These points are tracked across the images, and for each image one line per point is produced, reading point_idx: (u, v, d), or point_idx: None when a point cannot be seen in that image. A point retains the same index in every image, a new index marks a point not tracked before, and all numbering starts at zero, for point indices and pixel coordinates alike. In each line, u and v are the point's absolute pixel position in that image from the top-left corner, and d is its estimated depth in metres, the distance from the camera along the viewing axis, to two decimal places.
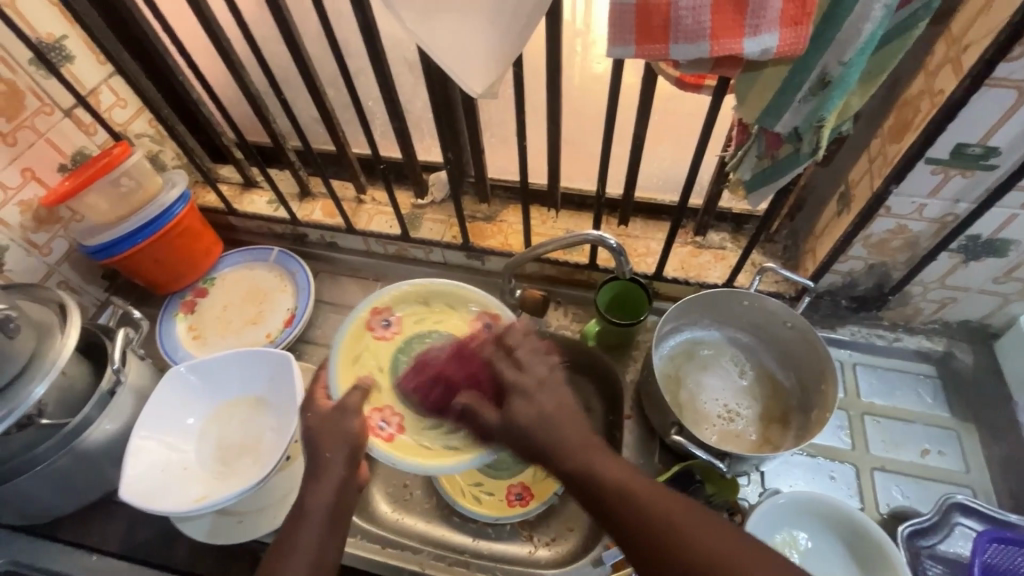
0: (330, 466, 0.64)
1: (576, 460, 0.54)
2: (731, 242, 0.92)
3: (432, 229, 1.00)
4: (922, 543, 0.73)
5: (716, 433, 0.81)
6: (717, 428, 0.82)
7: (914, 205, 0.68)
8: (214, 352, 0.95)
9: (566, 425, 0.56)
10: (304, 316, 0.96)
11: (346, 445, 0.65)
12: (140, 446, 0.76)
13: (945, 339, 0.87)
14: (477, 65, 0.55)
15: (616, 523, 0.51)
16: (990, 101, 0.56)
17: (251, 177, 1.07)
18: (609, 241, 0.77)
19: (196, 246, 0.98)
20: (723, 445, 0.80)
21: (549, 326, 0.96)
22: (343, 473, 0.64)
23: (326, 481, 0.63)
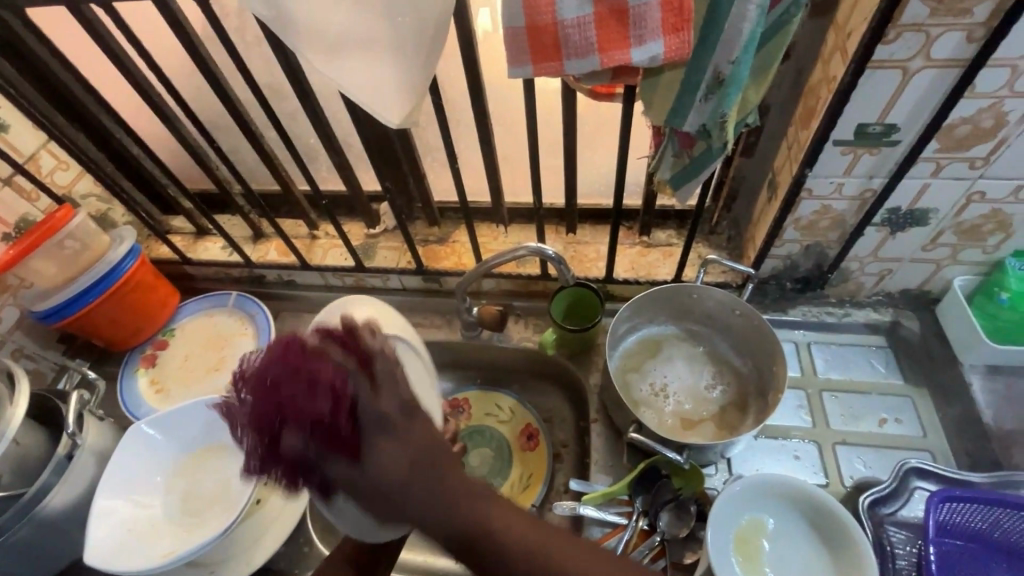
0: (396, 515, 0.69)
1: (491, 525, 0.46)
2: (677, 238, 0.95)
3: (387, 257, 1.01)
4: (885, 511, 0.74)
5: (638, 396, 0.84)
6: (643, 396, 0.85)
7: (833, 185, 0.71)
8: (177, 404, 0.94)
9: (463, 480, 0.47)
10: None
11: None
12: (105, 508, 0.75)
13: (891, 309, 0.89)
14: (389, 97, 0.57)
15: None
16: (878, 82, 0.59)
17: (203, 225, 1.08)
18: (547, 252, 0.79)
19: (151, 300, 0.98)
20: (638, 405, 0.83)
21: (511, 339, 0.97)
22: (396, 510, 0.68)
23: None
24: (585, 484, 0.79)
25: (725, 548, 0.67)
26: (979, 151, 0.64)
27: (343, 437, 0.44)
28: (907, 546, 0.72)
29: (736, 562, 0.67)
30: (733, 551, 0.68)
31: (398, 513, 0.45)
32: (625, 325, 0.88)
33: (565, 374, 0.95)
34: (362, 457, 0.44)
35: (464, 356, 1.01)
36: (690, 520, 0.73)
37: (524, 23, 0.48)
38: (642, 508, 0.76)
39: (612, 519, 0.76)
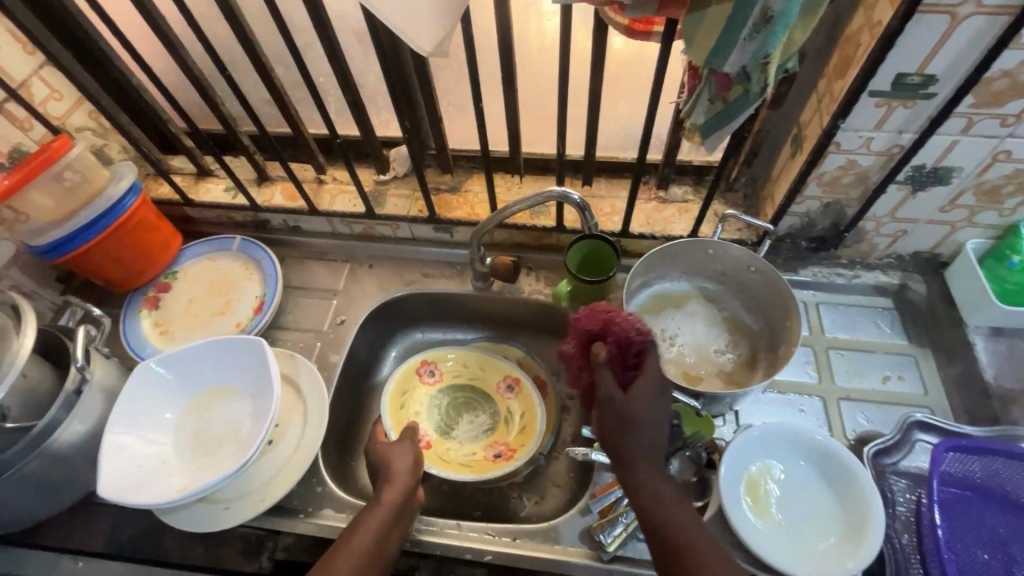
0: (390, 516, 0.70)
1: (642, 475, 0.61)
2: (693, 194, 0.95)
3: (397, 204, 1.00)
4: (887, 461, 0.77)
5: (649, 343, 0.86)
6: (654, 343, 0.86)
7: (861, 139, 0.70)
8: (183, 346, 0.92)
9: (639, 437, 0.62)
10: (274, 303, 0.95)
11: (411, 458, 0.76)
12: (116, 443, 0.74)
13: (899, 271, 0.91)
14: (424, 20, 0.54)
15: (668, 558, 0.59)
16: (924, 27, 0.57)
17: (206, 166, 1.05)
18: (572, 197, 0.78)
19: (155, 240, 0.95)
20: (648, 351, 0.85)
21: (522, 291, 0.97)
22: (394, 508, 0.70)
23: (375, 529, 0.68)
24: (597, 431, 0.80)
25: (736, 490, 0.69)
26: (1012, 107, 0.64)
27: (625, 361, 0.66)
28: (907, 494, 0.75)
29: (746, 503, 0.69)
30: (744, 494, 0.70)
31: (631, 430, 0.61)
32: (641, 278, 0.88)
33: None
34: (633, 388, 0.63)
35: (474, 308, 1.01)
36: (700, 465, 0.75)
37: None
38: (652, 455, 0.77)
39: None
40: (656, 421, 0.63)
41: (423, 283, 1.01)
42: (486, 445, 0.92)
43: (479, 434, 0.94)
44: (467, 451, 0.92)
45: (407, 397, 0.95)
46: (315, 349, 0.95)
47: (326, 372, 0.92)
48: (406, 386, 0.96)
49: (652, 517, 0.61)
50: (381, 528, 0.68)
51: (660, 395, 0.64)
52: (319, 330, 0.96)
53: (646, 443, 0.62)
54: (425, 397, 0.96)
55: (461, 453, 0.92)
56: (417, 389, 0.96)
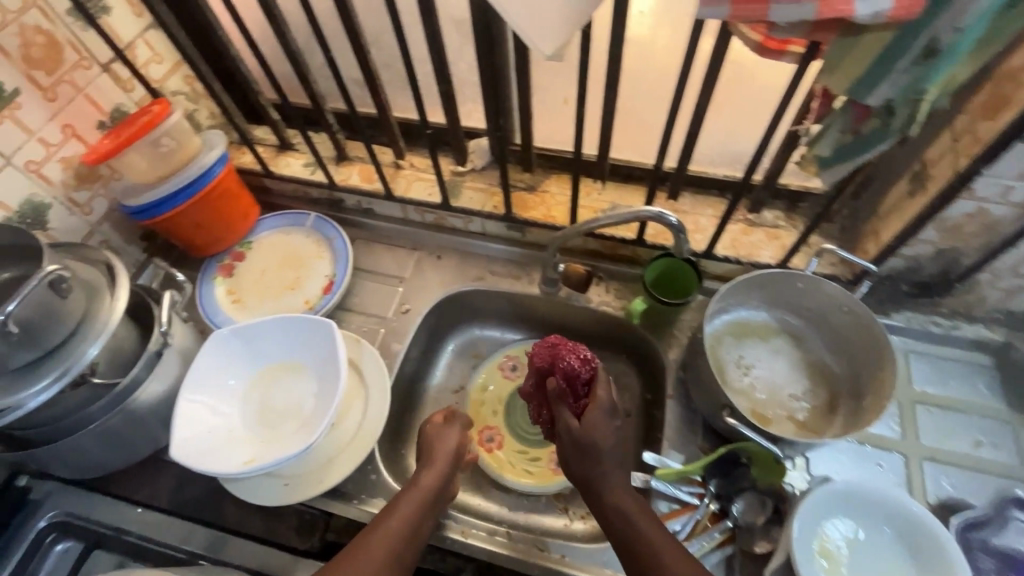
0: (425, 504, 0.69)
1: (608, 496, 0.67)
2: (784, 221, 0.89)
3: (473, 198, 0.98)
4: (975, 536, 0.71)
5: (723, 372, 0.83)
6: (727, 371, 0.83)
7: (1000, 187, 0.64)
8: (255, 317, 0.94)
9: (597, 462, 0.68)
10: (342, 286, 0.95)
11: (454, 442, 0.76)
12: (188, 408, 0.77)
13: (1005, 329, 0.83)
14: (549, 23, 0.51)
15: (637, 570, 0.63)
16: None
17: (288, 139, 1.06)
18: (668, 217, 0.72)
19: (235, 210, 0.97)
20: (722, 379, 0.82)
21: (590, 302, 0.93)
22: (430, 498, 0.70)
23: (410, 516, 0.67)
24: (658, 458, 0.76)
25: (812, 546, 0.66)
26: None
27: (577, 393, 0.75)
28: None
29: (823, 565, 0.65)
30: (818, 553, 0.66)
31: (591, 457, 0.69)
32: (721, 304, 0.84)
33: (641, 345, 0.93)
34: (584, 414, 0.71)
35: (539, 312, 0.99)
36: (765, 510, 0.72)
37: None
38: (716, 491, 0.74)
39: (682, 497, 0.74)
40: (613, 445, 0.69)
41: (490, 280, 0.99)
42: (548, 456, 0.92)
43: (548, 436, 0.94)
44: (531, 456, 0.93)
45: (489, 391, 0.99)
46: (378, 335, 0.95)
47: (387, 360, 0.92)
48: (489, 379, 0.99)
49: (622, 541, 0.65)
50: (415, 518, 0.67)
51: (616, 418, 0.71)
52: (383, 316, 0.96)
53: (608, 468, 0.69)
54: (506, 392, 0.98)
55: (526, 458, 0.92)
56: (498, 384, 0.99)
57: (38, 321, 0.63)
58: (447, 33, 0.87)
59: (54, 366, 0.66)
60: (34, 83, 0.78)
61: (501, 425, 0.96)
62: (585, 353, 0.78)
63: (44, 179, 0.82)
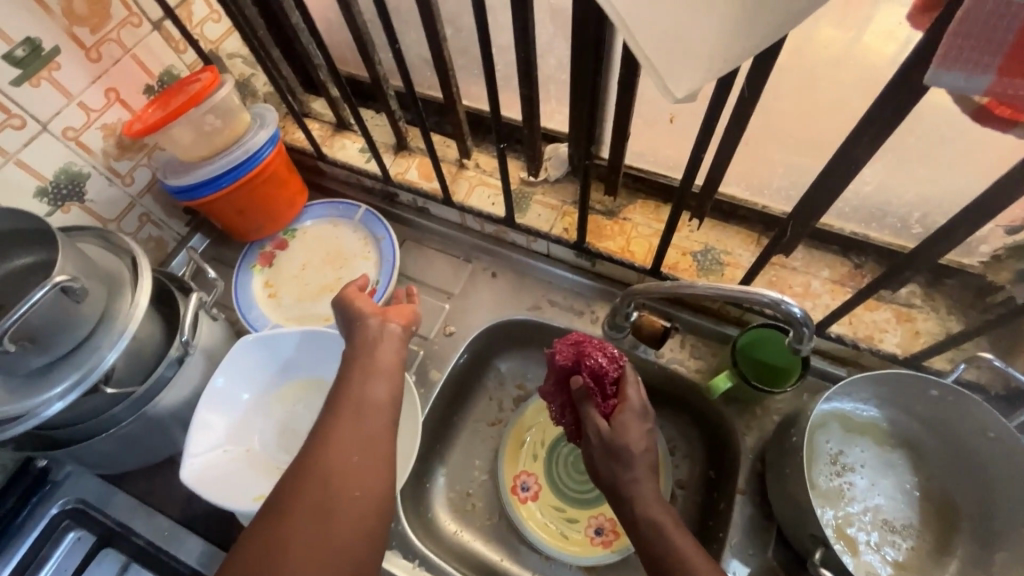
0: (342, 480, 0.53)
1: (639, 506, 0.58)
2: (922, 299, 0.72)
3: (541, 215, 0.85)
4: None
5: (814, 467, 0.69)
6: (819, 468, 0.69)
7: None
8: (289, 318, 0.87)
9: (630, 469, 0.60)
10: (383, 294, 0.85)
11: (385, 384, 0.61)
12: (205, 424, 0.72)
13: None
14: (692, 59, 0.38)
15: None
16: None
17: (344, 118, 0.95)
18: (790, 307, 0.56)
19: (281, 197, 0.88)
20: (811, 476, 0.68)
21: (660, 357, 0.80)
22: (348, 455, 0.54)
23: (320, 507, 0.51)
24: None
25: None
26: None
27: (603, 392, 0.65)
28: None
29: None
30: None
31: (620, 464, 0.60)
32: (834, 391, 0.68)
33: (712, 417, 0.79)
34: (616, 417, 0.62)
35: None
36: None
37: None
38: None
39: None
40: (646, 450, 0.61)
41: (547, 311, 0.87)
42: (588, 520, 0.82)
43: (591, 498, 0.83)
44: (569, 516, 0.82)
45: (532, 432, 0.88)
46: (417, 356, 0.86)
47: (422, 388, 0.83)
48: (534, 420, 0.88)
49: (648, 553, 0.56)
50: (329, 486, 0.52)
51: (646, 424, 0.63)
52: (424, 336, 0.87)
53: (639, 472, 0.60)
54: (551, 436, 0.87)
55: (563, 518, 0.82)
56: (544, 426, 0.88)
57: (49, 324, 0.57)
58: (538, 21, 0.72)
59: (72, 372, 0.60)
60: (78, 41, 0.70)
61: (540, 473, 0.85)
62: (612, 347, 0.69)
63: (83, 148, 0.76)
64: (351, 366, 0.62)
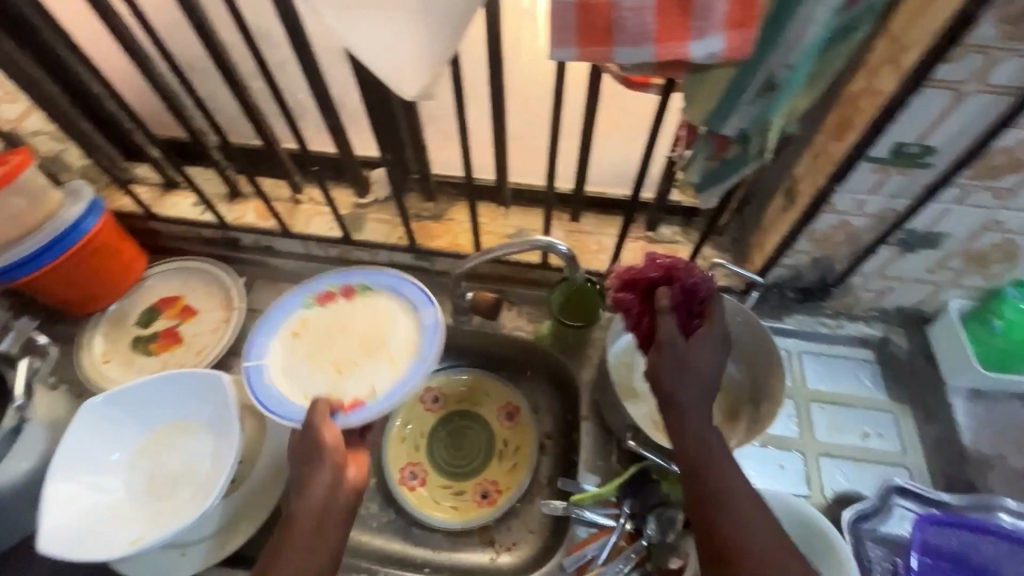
0: None
1: (695, 437, 0.58)
2: (682, 235, 0.92)
3: (376, 230, 0.96)
4: (865, 526, 0.76)
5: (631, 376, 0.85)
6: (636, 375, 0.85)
7: (856, 201, 0.69)
8: (291, 386, 0.74)
9: (699, 388, 0.59)
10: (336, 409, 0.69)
11: (343, 514, 0.61)
12: (58, 492, 0.69)
13: (883, 324, 0.89)
14: (409, 67, 0.52)
15: (717, 527, 0.55)
16: (926, 101, 0.57)
17: (172, 177, 0.99)
18: (558, 247, 0.74)
19: (115, 265, 0.89)
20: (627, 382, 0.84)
21: (503, 328, 0.93)
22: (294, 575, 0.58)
23: None
24: (572, 482, 0.78)
25: None
26: (1008, 181, 0.63)
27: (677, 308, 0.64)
28: (883, 562, 0.74)
29: None
30: None
31: (691, 381, 0.59)
32: None
33: (556, 368, 0.93)
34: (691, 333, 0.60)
35: (457, 342, 0.97)
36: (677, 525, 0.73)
37: (577, 8, 0.44)
38: (632, 511, 0.75)
39: (599, 520, 0.75)
40: (715, 372, 0.60)
41: None
42: (473, 488, 0.90)
43: (472, 468, 0.92)
44: (456, 490, 0.90)
45: (410, 426, 0.94)
46: None
47: None
48: (411, 414, 0.95)
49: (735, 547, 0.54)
50: None
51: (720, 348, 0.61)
52: None
53: (704, 393, 0.59)
54: (428, 425, 0.95)
55: (450, 492, 0.90)
56: (420, 417, 0.95)
57: None
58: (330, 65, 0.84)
59: None
60: None
61: (423, 460, 0.92)
62: (699, 268, 0.68)
63: None
64: (309, 480, 0.61)
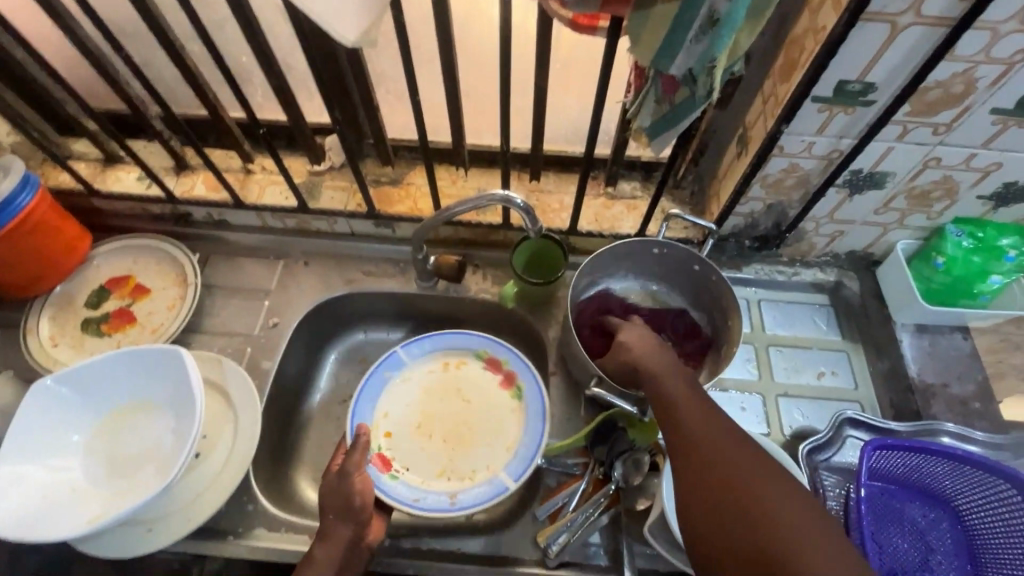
0: None
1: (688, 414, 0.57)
2: (641, 191, 0.93)
3: (333, 197, 0.93)
4: (820, 457, 0.79)
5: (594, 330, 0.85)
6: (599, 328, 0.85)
7: (804, 143, 0.71)
8: (392, 410, 0.84)
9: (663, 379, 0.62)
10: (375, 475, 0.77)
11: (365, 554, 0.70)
12: (13, 474, 0.67)
13: (835, 269, 0.93)
14: (344, 9, 0.50)
15: (729, 496, 0.49)
16: (866, 35, 0.58)
17: (112, 151, 0.94)
18: (515, 201, 0.74)
19: (57, 245, 0.85)
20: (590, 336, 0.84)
21: (469, 291, 0.93)
22: None
23: None
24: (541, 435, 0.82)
25: None
26: (945, 117, 0.65)
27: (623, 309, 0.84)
28: (836, 489, 0.78)
29: None
30: None
31: (647, 379, 0.64)
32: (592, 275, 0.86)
33: (524, 328, 0.93)
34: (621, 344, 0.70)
35: (423, 308, 0.96)
36: (643, 470, 0.74)
37: None
38: (599, 458, 0.78)
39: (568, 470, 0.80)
40: (661, 360, 0.65)
41: (363, 282, 0.95)
42: None
43: None
44: None
45: None
46: (246, 355, 0.88)
47: (258, 382, 0.86)
48: None
49: (755, 525, 0.47)
50: None
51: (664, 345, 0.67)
52: (250, 333, 0.90)
53: (661, 374, 0.63)
54: None
55: None
56: None
57: None
58: None
59: None
60: None
61: None
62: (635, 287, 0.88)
63: None
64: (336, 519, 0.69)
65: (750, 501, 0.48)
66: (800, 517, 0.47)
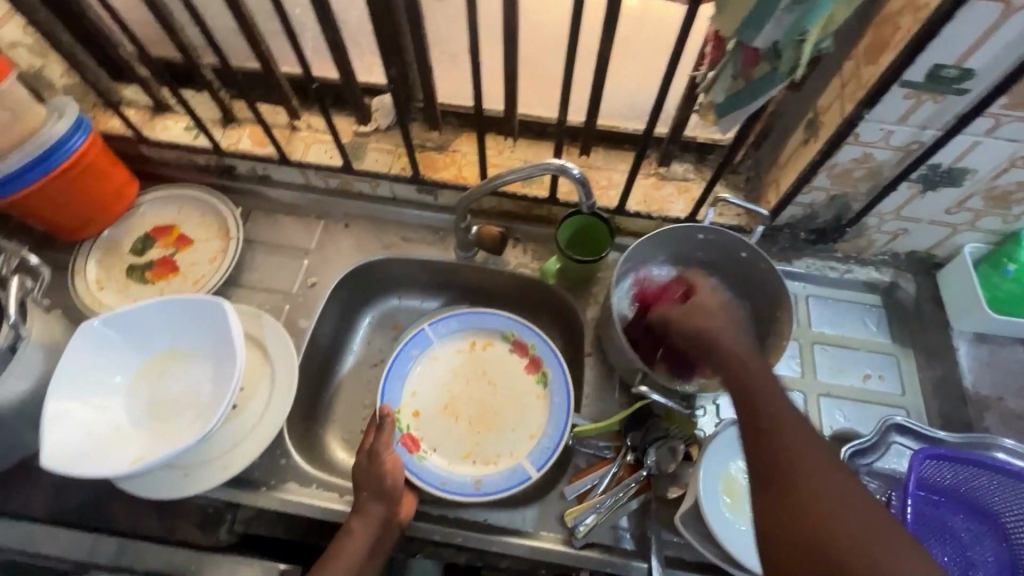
0: None
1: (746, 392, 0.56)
2: (694, 173, 0.90)
3: (378, 160, 0.92)
4: (862, 461, 0.77)
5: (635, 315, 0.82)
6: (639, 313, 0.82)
7: (882, 132, 0.67)
8: (418, 390, 0.85)
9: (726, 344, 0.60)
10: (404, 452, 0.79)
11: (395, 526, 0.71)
12: (59, 411, 0.69)
13: (892, 269, 0.88)
14: None
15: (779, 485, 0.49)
16: (974, 15, 0.53)
17: (162, 99, 0.94)
18: (570, 170, 0.71)
19: (106, 189, 0.86)
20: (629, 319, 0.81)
21: (508, 265, 0.91)
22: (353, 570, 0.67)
23: None
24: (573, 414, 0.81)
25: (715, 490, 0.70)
26: None
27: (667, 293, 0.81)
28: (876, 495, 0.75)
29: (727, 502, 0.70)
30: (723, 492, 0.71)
31: (711, 345, 0.62)
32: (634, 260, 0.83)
33: (561, 306, 0.92)
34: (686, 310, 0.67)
35: (460, 278, 0.95)
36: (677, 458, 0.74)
37: None
38: (633, 444, 0.77)
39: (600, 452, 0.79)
40: (728, 329, 0.63)
41: (402, 248, 0.94)
42: None
43: None
44: None
45: None
46: (283, 312, 0.88)
47: (294, 339, 0.86)
48: None
49: (810, 520, 0.46)
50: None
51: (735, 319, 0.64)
52: (288, 291, 0.90)
53: (729, 339, 0.61)
54: None
55: None
56: None
57: None
58: None
59: None
60: None
61: None
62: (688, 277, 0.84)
63: None
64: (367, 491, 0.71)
65: (802, 493, 0.48)
66: (855, 515, 0.46)
